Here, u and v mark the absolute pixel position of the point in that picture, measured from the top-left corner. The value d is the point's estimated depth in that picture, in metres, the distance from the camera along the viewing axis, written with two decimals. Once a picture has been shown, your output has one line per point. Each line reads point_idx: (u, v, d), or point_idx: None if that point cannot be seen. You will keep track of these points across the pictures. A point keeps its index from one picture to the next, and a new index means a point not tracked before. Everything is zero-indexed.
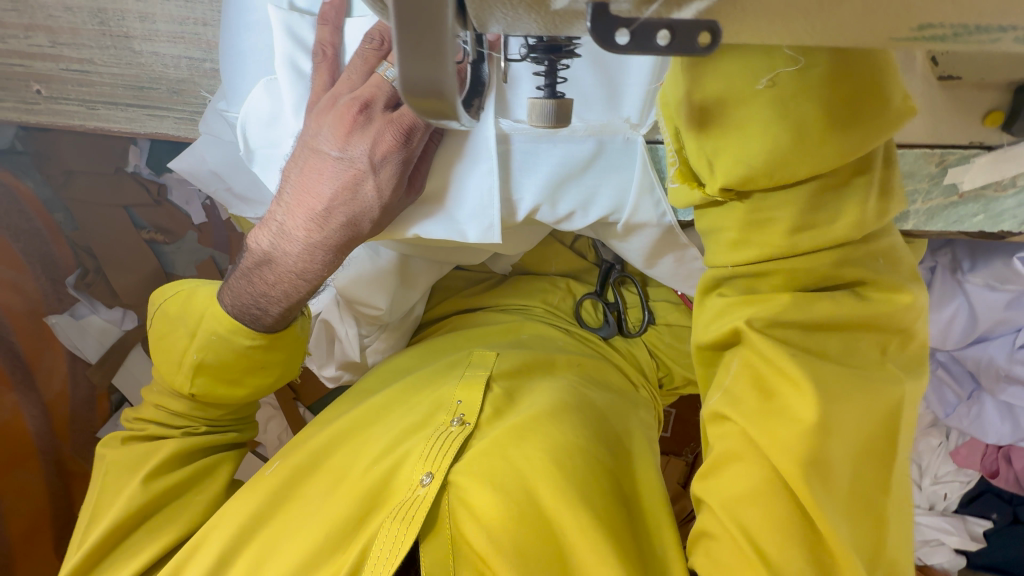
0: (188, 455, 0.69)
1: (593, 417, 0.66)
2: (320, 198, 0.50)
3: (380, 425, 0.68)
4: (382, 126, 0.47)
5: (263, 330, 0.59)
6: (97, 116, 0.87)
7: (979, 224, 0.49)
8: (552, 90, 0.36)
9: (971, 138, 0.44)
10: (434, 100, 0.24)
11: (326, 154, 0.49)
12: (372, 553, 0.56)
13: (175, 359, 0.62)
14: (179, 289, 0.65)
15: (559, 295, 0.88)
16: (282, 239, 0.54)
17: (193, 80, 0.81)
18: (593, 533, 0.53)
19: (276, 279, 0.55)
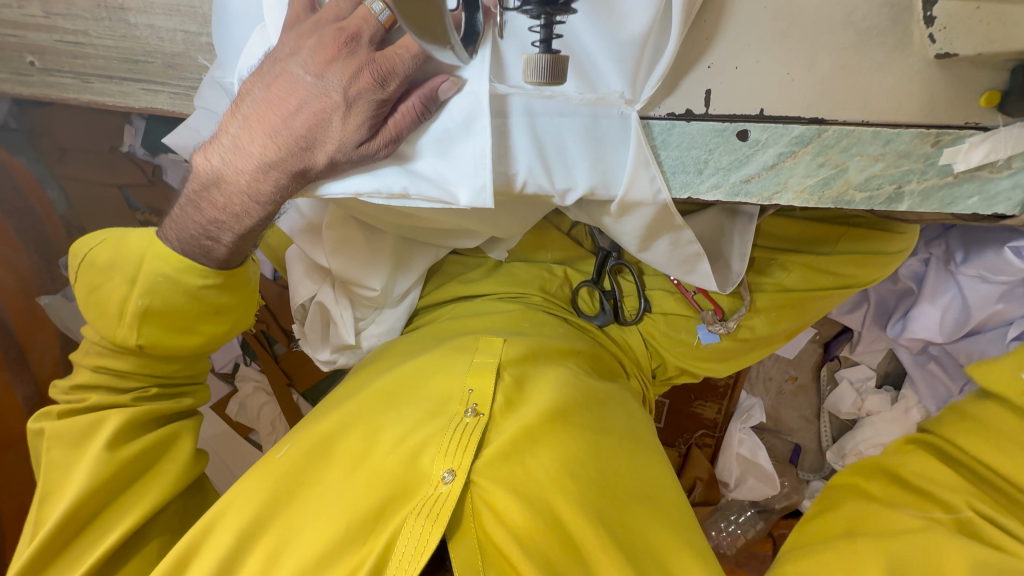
0: (145, 422, 0.68)
1: (598, 415, 0.70)
2: (280, 120, 0.52)
3: (393, 410, 0.68)
4: (360, 65, 0.48)
5: (215, 264, 0.63)
6: (90, 90, 0.78)
7: (972, 206, 0.48)
8: (548, 46, 0.39)
9: (966, 118, 0.45)
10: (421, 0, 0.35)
11: (298, 77, 0.50)
12: (397, 548, 0.56)
13: (119, 312, 0.64)
14: (107, 235, 0.66)
15: (557, 282, 0.88)
16: (235, 154, 0.55)
17: (189, 55, 0.73)
18: (612, 548, 0.57)
19: (224, 202, 0.58)
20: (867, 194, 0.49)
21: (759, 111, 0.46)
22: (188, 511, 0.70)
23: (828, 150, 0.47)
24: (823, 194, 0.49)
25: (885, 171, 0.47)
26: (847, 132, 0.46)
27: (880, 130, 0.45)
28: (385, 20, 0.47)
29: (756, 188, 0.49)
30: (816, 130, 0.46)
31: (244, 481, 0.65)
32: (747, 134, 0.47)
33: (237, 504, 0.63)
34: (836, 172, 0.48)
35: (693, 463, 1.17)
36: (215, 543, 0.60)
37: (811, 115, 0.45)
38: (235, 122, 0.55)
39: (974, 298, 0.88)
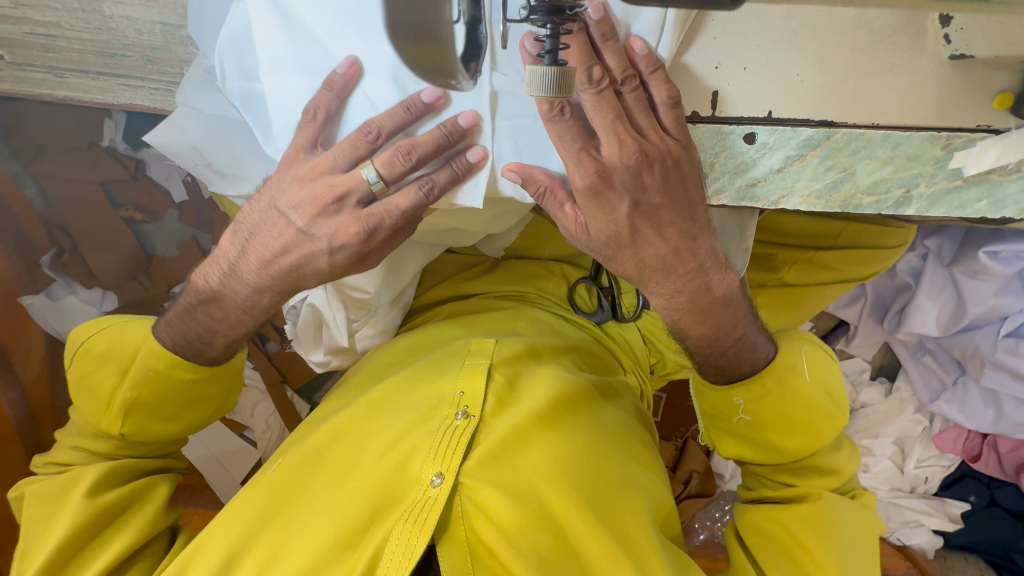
0: (121, 476, 0.66)
1: (593, 417, 0.70)
2: (277, 249, 0.55)
3: (382, 415, 0.67)
4: (349, 218, 0.51)
5: (205, 362, 0.63)
6: (64, 85, 0.63)
7: (980, 210, 0.47)
8: (554, 58, 0.39)
9: (978, 121, 0.43)
10: (431, 45, 0.45)
11: (292, 222, 0.53)
12: (387, 554, 0.55)
13: (102, 397, 0.63)
14: (107, 325, 0.65)
15: (554, 280, 0.87)
16: (231, 276, 0.58)
17: (171, 49, 0.60)
18: (603, 539, 0.59)
19: (220, 314, 0.60)
20: (875, 198, 0.47)
21: (766, 113, 0.44)
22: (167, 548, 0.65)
23: (836, 153, 0.45)
24: (830, 198, 0.48)
25: (893, 175, 0.46)
26: (857, 134, 0.44)
27: (890, 133, 0.44)
28: (377, 188, 0.49)
29: (762, 193, 0.48)
30: (825, 133, 0.45)
31: (239, 498, 0.65)
32: (755, 137, 0.45)
33: (231, 513, 0.63)
34: (844, 176, 0.46)
35: (689, 456, 1.14)
36: (209, 554, 0.60)
37: (820, 117, 0.44)
38: (231, 246, 0.57)
39: (970, 294, 0.88)
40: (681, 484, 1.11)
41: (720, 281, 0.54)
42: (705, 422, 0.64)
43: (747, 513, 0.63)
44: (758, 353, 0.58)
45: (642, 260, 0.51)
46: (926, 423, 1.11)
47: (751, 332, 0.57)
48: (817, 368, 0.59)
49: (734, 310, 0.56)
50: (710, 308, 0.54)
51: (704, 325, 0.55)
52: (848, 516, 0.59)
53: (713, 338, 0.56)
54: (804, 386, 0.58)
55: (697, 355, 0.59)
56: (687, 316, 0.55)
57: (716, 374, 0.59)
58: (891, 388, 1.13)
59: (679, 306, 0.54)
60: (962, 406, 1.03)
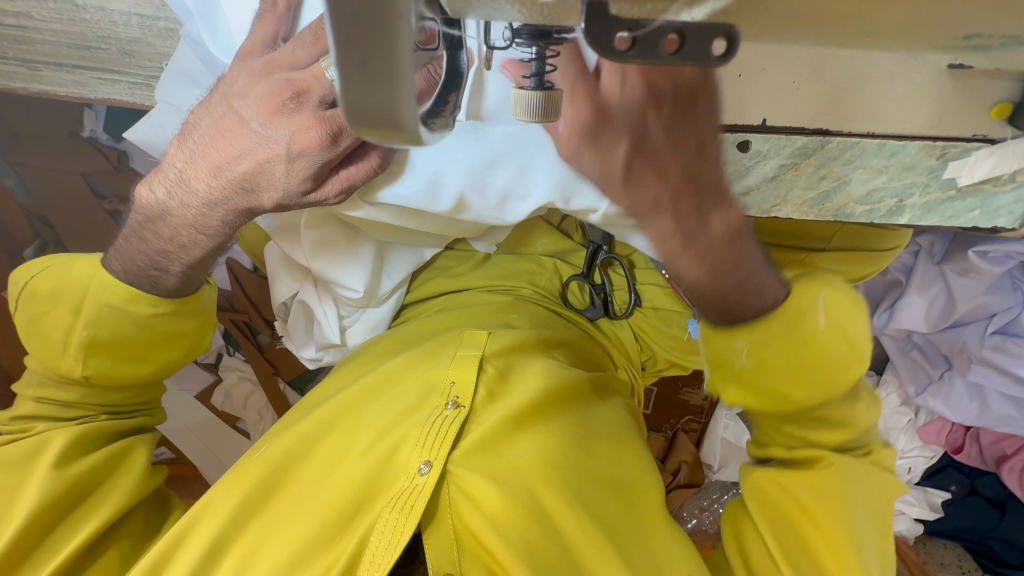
0: (93, 442, 0.65)
1: (581, 408, 0.71)
2: (226, 153, 0.53)
3: (372, 406, 0.67)
4: (309, 120, 0.47)
5: (165, 293, 0.62)
6: (38, 79, 0.61)
7: (973, 219, 0.48)
8: (542, 80, 0.30)
9: (975, 130, 0.42)
10: (388, 129, 0.21)
11: (247, 122, 0.50)
12: (372, 542, 0.56)
13: (57, 341, 0.61)
14: (49, 263, 0.63)
15: (547, 275, 0.86)
16: (181, 188, 0.57)
17: (149, 42, 0.57)
18: (590, 527, 0.59)
19: (170, 233, 0.59)
20: (869, 207, 0.49)
21: (761, 122, 0.43)
22: (150, 523, 0.65)
23: (830, 162, 0.46)
24: (824, 207, 0.49)
25: (887, 184, 0.47)
26: (853, 143, 0.44)
27: (886, 143, 0.43)
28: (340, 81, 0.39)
29: (756, 200, 0.49)
30: (819, 142, 0.44)
31: (219, 489, 0.64)
32: (749, 146, 0.45)
33: (217, 499, 0.63)
34: (838, 185, 0.48)
35: (678, 448, 1.15)
36: (193, 544, 0.59)
37: (814, 126, 0.43)
38: (181, 156, 0.56)
39: (959, 292, 0.89)
40: (669, 475, 1.13)
41: (721, 217, 0.40)
42: (708, 371, 0.61)
43: (754, 477, 0.63)
44: (766, 296, 0.54)
45: (646, 177, 0.35)
46: (910, 414, 1.13)
47: (760, 274, 0.52)
48: (838, 316, 0.54)
49: (742, 247, 0.49)
50: (713, 242, 0.47)
51: (704, 264, 0.45)
52: (860, 482, 0.59)
53: (716, 279, 0.48)
54: (820, 332, 0.54)
55: (697, 298, 0.55)
56: (684, 254, 0.43)
57: (720, 317, 0.55)
58: (878, 381, 1.15)
59: (673, 240, 0.41)
60: (945, 400, 1.03)
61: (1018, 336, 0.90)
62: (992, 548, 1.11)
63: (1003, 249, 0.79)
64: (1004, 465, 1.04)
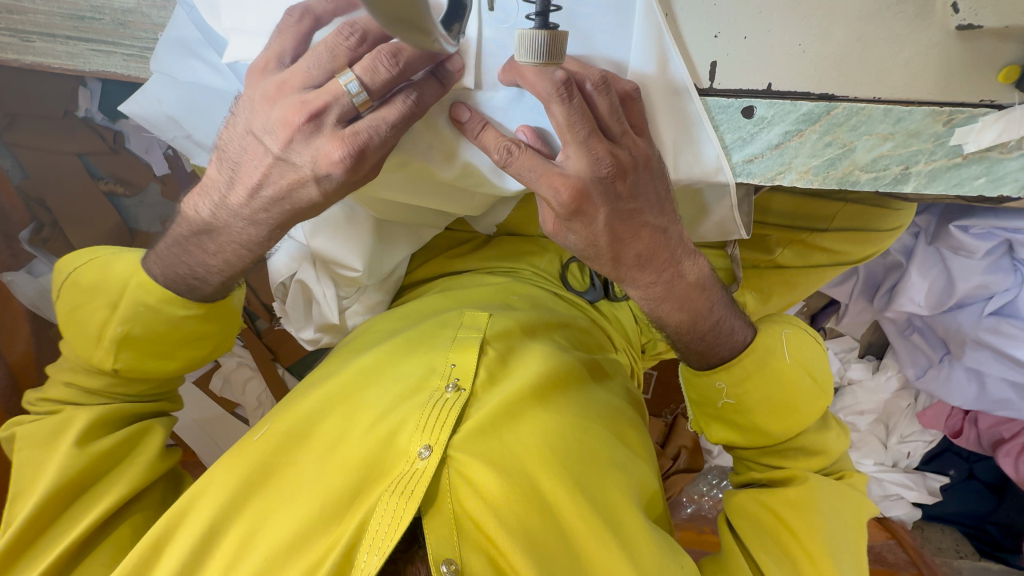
0: (114, 422, 0.65)
1: (582, 393, 0.70)
2: (259, 175, 0.50)
3: (371, 389, 0.66)
4: (328, 142, 0.46)
5: (199, 299, 0.60)
6: (31, 50, 0.60)
7: (979, 187, 0.46)
8: (545, 20, 0.38)
9: (982, 95, 0.42)
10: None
11: (271, 149, 0.49)
12: (371, 526, 0.55)
13: (91, 333, 0.61)
14: (92, 254, 0.63)
15: (547, 258, 0.86)
16: (224, 206, 0.53)
17: (144, 11, 0.56)
18: (589, 513, 0.60)
19: (216, 248, 0.56)
20: (874, 175, 0.46)
21: (766, 86, 0.43)
22: (167, 503, 0.65)
23: (836, 128, 0.44)
24: (828, 175, 0.47)
25: (893, 151, 0.45)
26: (858, 109, 0.43)
27: (892, 108, 0.43)
28: (360, 100, 0.45)
29: (758, 169, 0.47)
30: (825, 107, 0.43)
31: (219, 469, 0.63)
32: (753, 111, 0.44)
33: (212, 484, 0.61)
34: (843, 152, 0.45)
35: (678, 432, 1.14)
36: (192, 524, 0.59)
37: (820, 91, 0.43)
38: (216, 172, 0.53)
39: (958, 272, 0.87)
40: (669, 460, 1.11)
41: (692, 268, 0.54)
42: (691, 409, 0.63)
43: (736, 496, 0.64)
44: (735, 337, 0.57)
45: (622, 259, 0.50)
46: (910, 399, 1.15)
47: (727, 317, 0.57)
48: (798, 349, 0.58)
49: (707, 295, 0.55)
50: (683, 294, 0.54)
51: (682, 311, 0.54)
52: (836, 499, 0.59)
53: (692, 324, 0.55)
54: (786, 366, 0.57)
55: (679, 344, 0.58)
56: (664, 304, 0.54)
57: (699, 360, 0.58)
58: (877, 365, 1.16)
59: (656, 296, 0.53)
60: (943, 384, 1.04)
61: (1013, 317, 0.90)
62: (989, 532, 1.12)
63: (985, 224, 0.78)
64: (1001, 449, 1.03)
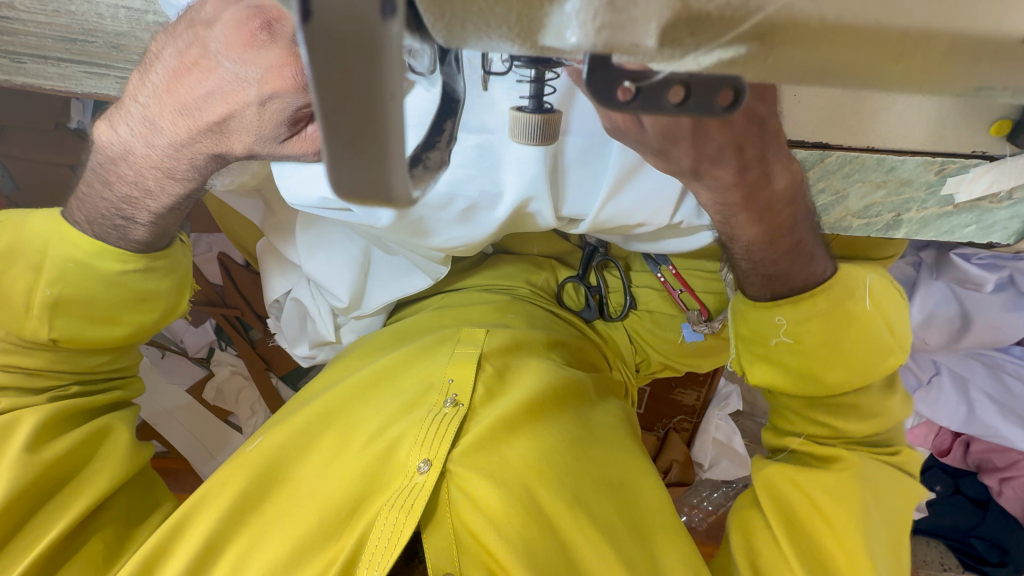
0: (63, 417, 0.61)
1: (577, 410, 0.71)
2: (194, 91, 0.45)
3: (370, 405, 0.67)
4: (282, 56, 0.36)
5: (130, 246, 0.58)
6: (23, 71, 0.60)
7: (970, 235, 0.48)
8: (539, 101, 0.28)
9: (975, 146, 0.40)
10: (383, 201, 0.20)
11: (219, 57, 0.42)
12: (371, 540, 0.55)
13: (20, 305, 0.57)
14: (8, 218, 0.58)
15: (544, 275, 0.86)
16: (145, 127, 0.49)
17: (136, 36, 0.55)
18: (588, 528, 0.59)
19: (135, 176, 0.53)
20: (866, 221, 0.48)
21: None
22: (134, 503, 0.63)
23: (830, 175, 0.45)
24: (822, 219, 0.48)
25: (886, 199, 0.46)
26: (851, 158, 0.44)
27: (885, 158, 0.43)
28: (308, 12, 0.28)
29: None
30: (819, 155, 0.43)
31: (220, 478, 0.62)
32: None
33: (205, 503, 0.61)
34: (836, 199, 0.47)
35: (669, 447, 1.15)
36: (187, 543, 0.57)
37: (813, 139, 0.41)
38: (145, 89, 0.48)
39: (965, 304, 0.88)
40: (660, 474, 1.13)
41: (784, 172, 0.43)
42: (735, 345, 0.58)
43: (766, 469, 0.63)
44: (813, 269, 0.51)
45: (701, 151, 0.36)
46: None
47: (810, 244, 0.50)
48: (880, 300, 0.54)
49: (797, 206, 0.47)
50: (769, 202, 0.45)
51: (758, 224, 0.46)
52: (876, 486, 0.59)
53: (765, 242, 0.48)
54: (863, 313, 0.53)
55: (743, 262, 0.51)
56: (740, 214, 0.45)
57: (762, 287, 0.53)
58: None
59: (731, 203, 0.44)
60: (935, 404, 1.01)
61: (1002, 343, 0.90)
62: (973, 546, 1.11)
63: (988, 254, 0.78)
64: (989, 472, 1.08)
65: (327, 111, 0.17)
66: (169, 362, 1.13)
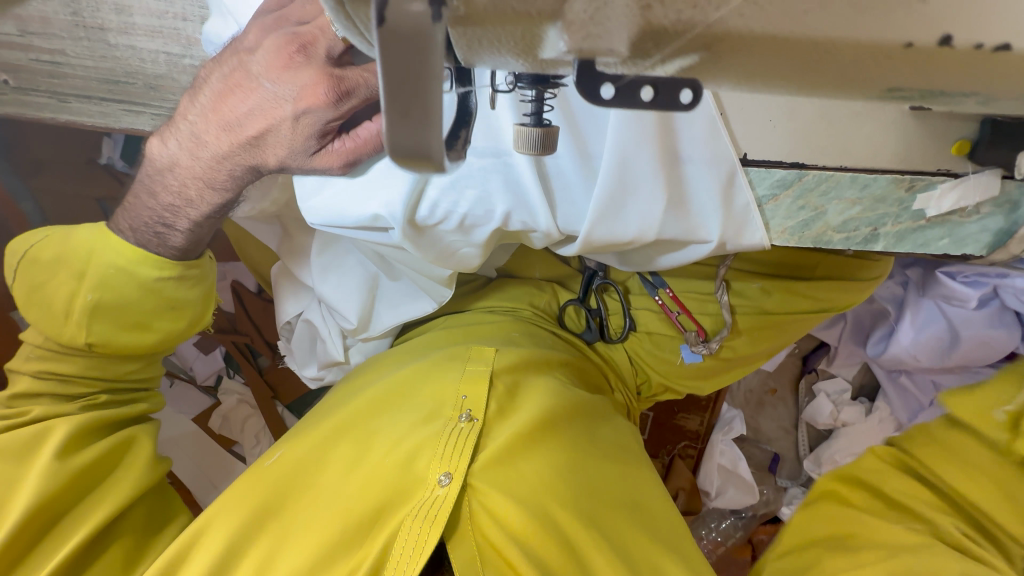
0: (91, 427, 0.63)
1: (588, 427, 0.72)
2: (237, 108, 0.49)
3: (385, 419, 0.68)
4: (316, 76, 0.42)
5: (167, 252, 0.61)
6: (65, 109, 0.64)
7: (944, 247, 0.51)
8: (539, 118, 0.32)
9: (940, 165, 0.46)
10: (421, 161, 0.25)
11: (259, 77, 0.46)
12: (395, 551, 0.56)
13: (60, 309, 0.61)
14: (51, 233, 0.63)
15: (546, 298, 0.89)
16: (192, 142, 0.53)
17: (173, 78, 0.61)
18: (608, 548, 0.60)
19: (178, 186, 0.57)
20: (845, 235, 0.51)
21: (742, 156, 0.46)
22: (151, 519, 0.63)
23: (808, 193, 0.48)
24: (803, 234, 0.51)
25: (861, 214, 0.49)
26: (827, 176, 0.47)
27: (857, 176, 0.47)
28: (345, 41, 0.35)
29: (746, 225, 0.50)
30: (797, 174, 0.47)
31: (235, 488, 0.64)
32: (738, 180, 0.47)
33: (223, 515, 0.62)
34: (815, 215, 0.50)
35: (675, 473, 1.15)
36: (202, 557, 0.58)
37: (791, 160, 0.46)
38: (192, 108, 0.53)
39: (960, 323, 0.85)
40: None
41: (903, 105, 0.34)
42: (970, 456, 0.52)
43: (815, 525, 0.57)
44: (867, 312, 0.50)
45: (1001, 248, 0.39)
46: None
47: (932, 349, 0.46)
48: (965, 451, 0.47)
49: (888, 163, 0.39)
50: None
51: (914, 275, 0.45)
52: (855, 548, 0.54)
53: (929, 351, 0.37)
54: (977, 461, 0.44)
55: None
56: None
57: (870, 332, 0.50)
58: (871, 407, 1.10)
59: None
60: None
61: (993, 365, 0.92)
62: None
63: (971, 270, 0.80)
64: None
65: (391, 87, 0.22)
66: (177, 390, 1.14)
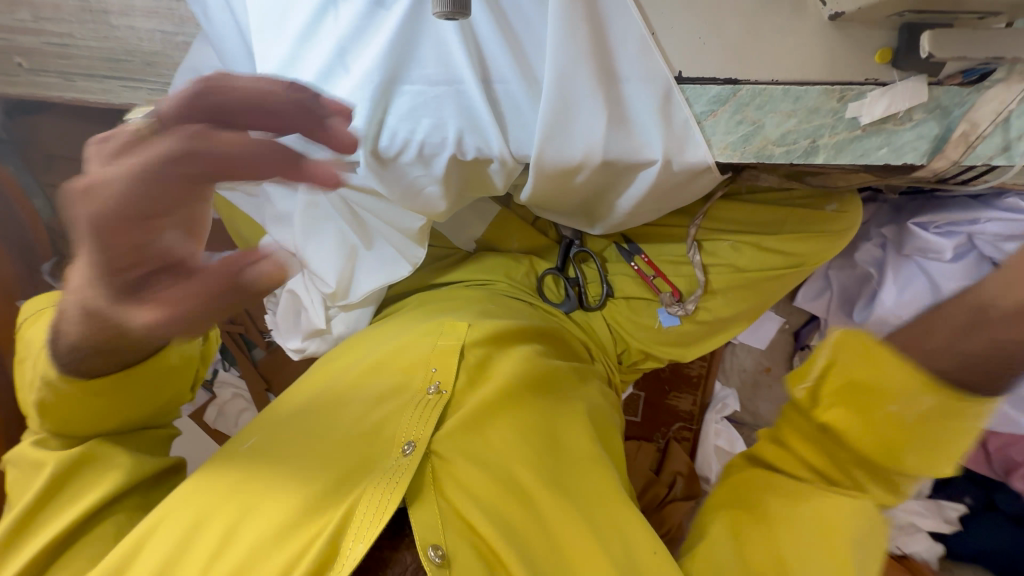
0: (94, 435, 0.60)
1: (560, 398, 0.72)
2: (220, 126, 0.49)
3: (355, 391, 0.68)
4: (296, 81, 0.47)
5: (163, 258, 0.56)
6: (72, 86, 0.78)
7: (883, 157, 0.52)
8: None
9: (867, 74, 0.49)
10: None
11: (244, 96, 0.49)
12: (359, 511, 0.56)
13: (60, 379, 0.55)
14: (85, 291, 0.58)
15: (523, 270, 0.91)
16: None
17: (167, 54, 0.73)
18: (571, 511, 0.60)
19: None
20: (785, 148, 0.52)
21: (678, 74, 0.50)
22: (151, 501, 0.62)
23: (744, 108, 0.50)
24: (744, 150, 0.52)
25: (799, 126, 0.51)
26: (760, 90, 0.50)
27: (789, 87, 0.49)
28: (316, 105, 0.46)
29: (688, 142, 0.52)
30: (731, 89, 0.50)
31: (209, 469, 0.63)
32: (675, 98, 0.50)
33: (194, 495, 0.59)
34: (754, 129, 0.51)
35: (672, 457, 1.12)
36: (162, 539, 0.56)
37: (724, 75, 0.49)
38: None
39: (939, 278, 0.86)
40: (665, 487, 1.09)
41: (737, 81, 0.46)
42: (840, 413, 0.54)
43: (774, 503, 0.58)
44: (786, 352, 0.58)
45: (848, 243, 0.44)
46: None
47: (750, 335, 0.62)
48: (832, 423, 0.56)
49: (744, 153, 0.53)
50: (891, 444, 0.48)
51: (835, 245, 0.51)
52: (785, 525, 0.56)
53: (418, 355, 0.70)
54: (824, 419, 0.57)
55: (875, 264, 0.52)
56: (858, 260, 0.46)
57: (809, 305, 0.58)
58: None
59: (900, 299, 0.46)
60: None
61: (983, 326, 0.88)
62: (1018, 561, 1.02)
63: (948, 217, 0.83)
64: None
65: None
66: None
